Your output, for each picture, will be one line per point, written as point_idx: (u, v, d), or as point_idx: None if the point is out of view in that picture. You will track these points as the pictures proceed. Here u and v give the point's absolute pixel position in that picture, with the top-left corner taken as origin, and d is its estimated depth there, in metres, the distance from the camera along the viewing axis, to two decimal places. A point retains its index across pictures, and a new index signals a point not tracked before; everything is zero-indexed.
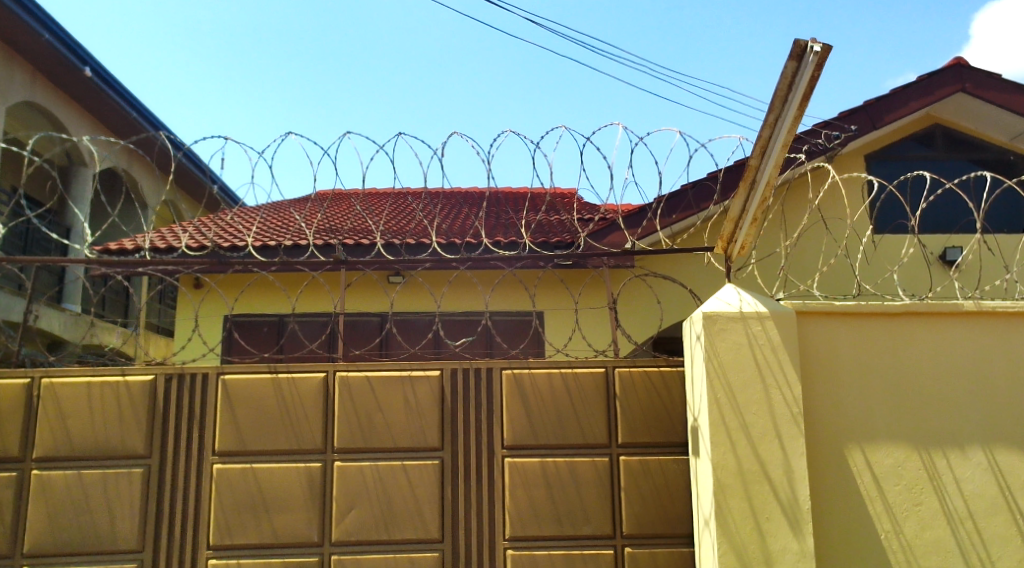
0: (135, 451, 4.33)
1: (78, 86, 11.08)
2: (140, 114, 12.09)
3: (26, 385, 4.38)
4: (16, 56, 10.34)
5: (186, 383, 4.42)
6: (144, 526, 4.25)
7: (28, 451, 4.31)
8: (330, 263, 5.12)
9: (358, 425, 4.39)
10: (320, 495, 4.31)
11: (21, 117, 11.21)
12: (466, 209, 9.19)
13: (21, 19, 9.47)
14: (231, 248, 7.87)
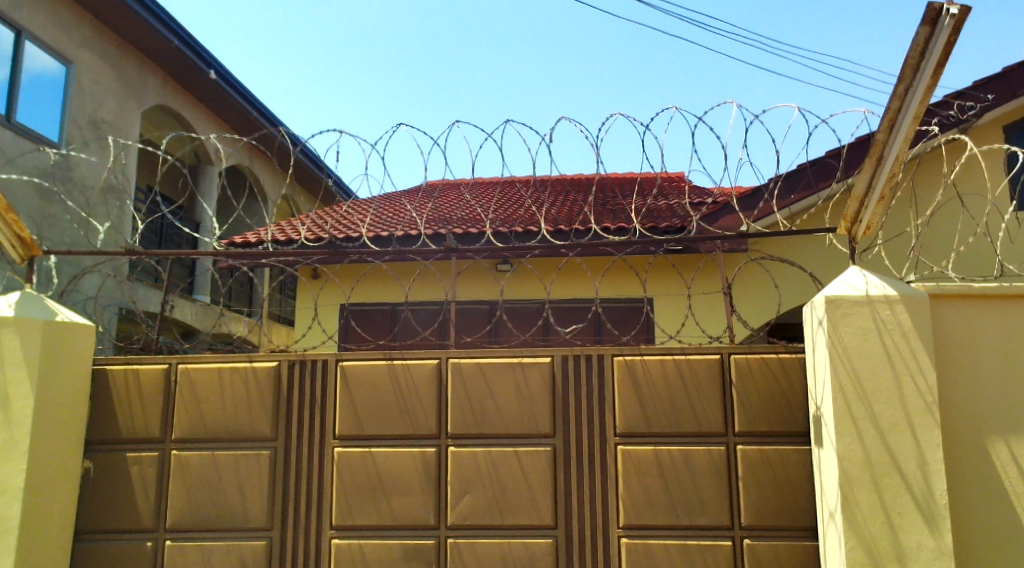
0: (263, 434, 4.52)
1: (204, 88, 11.63)
2: (260, 113, 12.59)
3: (164, 370, 4.64)
4: (148, 61, 10.95)
5: (307, 368, 4.59)
6: (272, 505, 4.45)
7: (167, 432, 4.58)
8: (440, 252, 5.01)
9: (470, 410, 4.45)
10: (436, 478, 4.39)
11: (154, 119, 11.91)
12: (574, 195, 9.18)
13: (152, 25, 10.00)
14: (347, 239, 8.12)
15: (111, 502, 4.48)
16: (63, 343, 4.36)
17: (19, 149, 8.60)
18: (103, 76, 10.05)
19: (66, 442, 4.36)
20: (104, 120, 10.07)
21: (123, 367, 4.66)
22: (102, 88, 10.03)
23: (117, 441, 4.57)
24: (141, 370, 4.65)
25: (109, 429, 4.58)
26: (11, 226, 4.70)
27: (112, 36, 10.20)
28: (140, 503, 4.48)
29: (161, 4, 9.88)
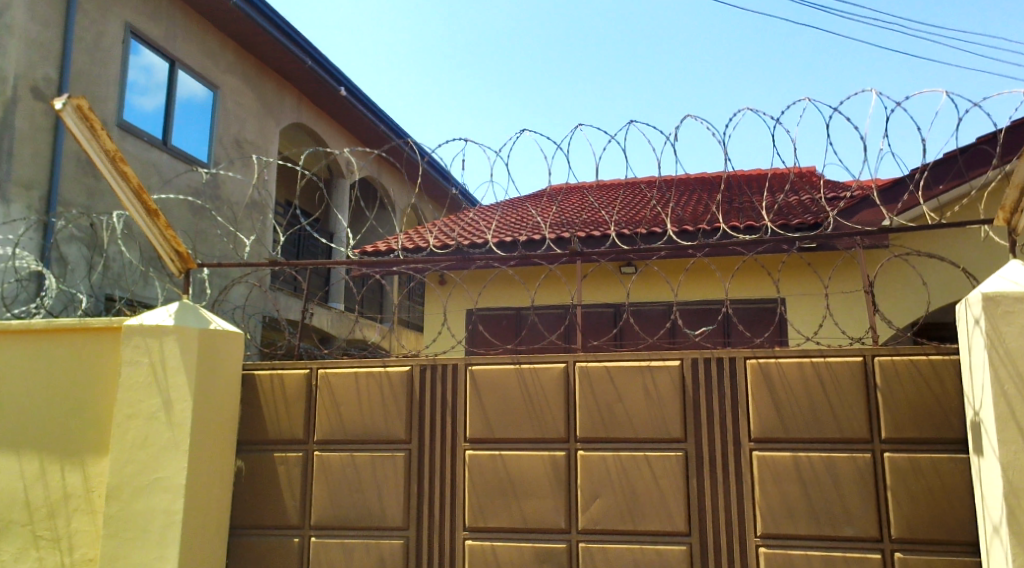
0: (397, 436, 4.63)
1: (335, 105, 12.12)
2: (387, 126, 12.99)
3: (305, 375, 4.84)
4: (285, 82, 11.51)
5: (438, 372, 4.68)
6: (408, 505, 4.55)
7: (310, 433, 4.77)
8: (565, 255, 4.93)
9: (598, 414, 4.41)
10: (567, 482, 4.38)
11: (291, 136, 12.52)
12: (701, 194, 8.98)
13: (287, 47, 10.51)
14: (472, 245, 8.25)
15: (260, 499, 4.71)
16: (217, 350, 4.63)
17: (174, 171, 9.26)
18: (245, 97, 10.62)
19: (221, 442, 4.61)
20: (247, 140, 10.64)
21: (268, 371, 4.89)
22: (244, 109, 10.61)
23: (265, 442, 4.80)
24: (285, 374, 4.86)
25: (258, 431, 4.82)
26: (170, 242, 5.04)
27: (252, 59, 10.78)
28: (287, 501, 4.68)
29: (295, 26, 10.36)
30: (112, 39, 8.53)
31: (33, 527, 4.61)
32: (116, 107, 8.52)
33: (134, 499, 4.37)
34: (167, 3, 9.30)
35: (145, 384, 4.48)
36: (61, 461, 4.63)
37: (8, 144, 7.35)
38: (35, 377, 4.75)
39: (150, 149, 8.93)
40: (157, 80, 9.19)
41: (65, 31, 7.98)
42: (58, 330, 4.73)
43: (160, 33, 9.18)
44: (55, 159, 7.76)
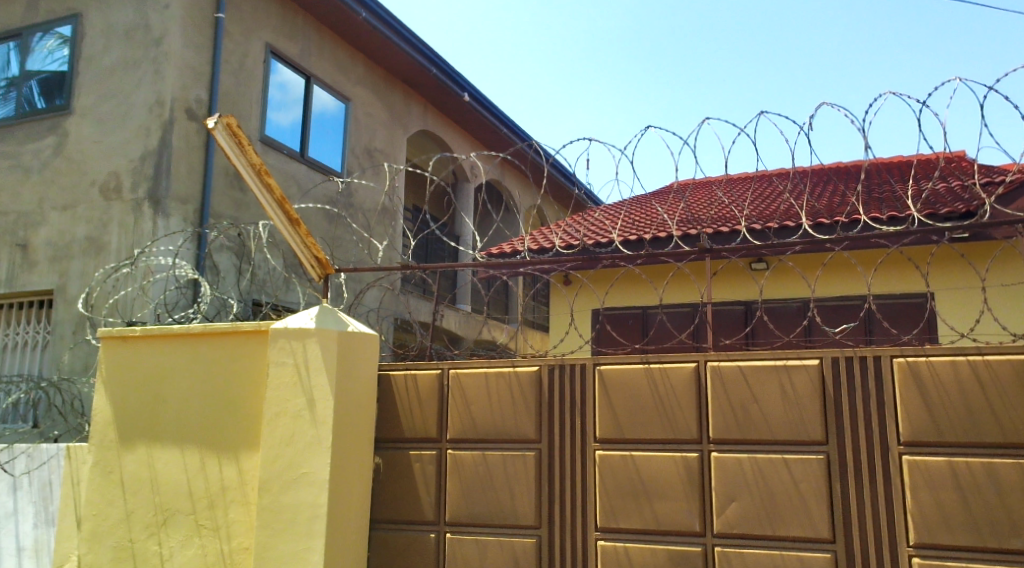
0: (527, 436, 4.65)
1: (459, 111, 12.36)
2: (511, 130, 13.14)
3: (437, 375, 4.93)
4: (412, 91, 11.84)
5: (566, 372, 4.67)
6: (540, 503, 4.57)
7: (443, 433, 4.86)
8: (694, 252, 4.75)
9: (733, 415, 4.28)
10: (701, 484, 4.27)
11: (419, 143, 12.85)
12: (838, 185, 8.60)
13: (412, 57, 10.80)
14: (599, 245, 8.21)
15: (397, 495, 4.85)
16: (353, 352, 4.79)
17: (311, 181, 9.68)
18: (375, 108, 10.97)
19: (360, 440, 4.77)
20: (377, 149, 10.99)
21: (402, 372, 5.02)
22: (374, 119, 10.97)
23: (400, 440, 4.93)
24: (418, 375, 4.98)
25: (393, 429, 4.96)
26: (310, 249, 5.25)
27: (380, 70, 11.13)
28: (422, 498, 4.79)
29: (420, 37, 10.63)
30: (254, 59, 9.01)
31: (195, 516, 4.91)
32: (258, 123, 8.99)
33: (283, 493, 4.58)
34: (302, 22, 9.74)
35: (290, 385, 4.68)
36: (218, 455, 4.91)
37: (166, 162, 7.88)
38: (195, 378, 5.07)
39: (290, 161, 9.37)
40: (295, 95, 9.62)
41: (213, 55, 8.48)
42: (214, 333, 5.04)
43: (296, 51, 9.62)
44: (207, 174, 8.26)
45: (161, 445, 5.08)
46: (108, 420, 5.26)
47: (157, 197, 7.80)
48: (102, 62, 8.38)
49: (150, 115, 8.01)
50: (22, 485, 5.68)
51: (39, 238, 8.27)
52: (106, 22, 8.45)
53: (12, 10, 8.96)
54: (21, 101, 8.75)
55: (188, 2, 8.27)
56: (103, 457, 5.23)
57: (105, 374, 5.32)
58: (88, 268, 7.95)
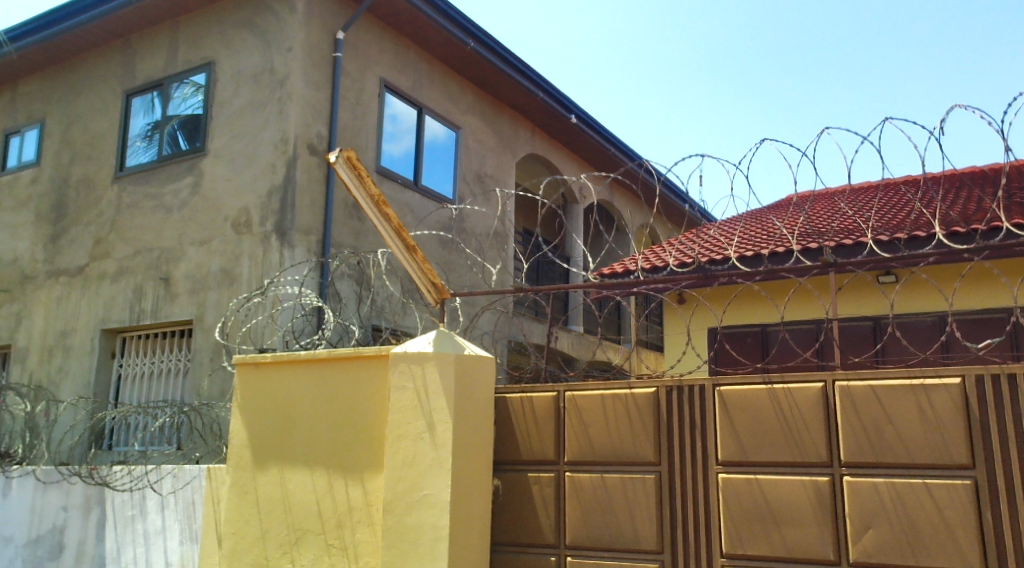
0: (647, 458, 4.62)
1: (567, 134, 12.47)
2: (619, 150, 13.15)
3: (553, 398, 4.97)
4: (520, 116, 12.01)
5: (684, 394, 4.62)
6: (662, 528, 4.51)
7: (561, 455, 4.87)
8: (817, 267, 4.50)
9: (864, 437, 4.10)
10: (833, 510, 4.11)
11: (529, 167, 13.04)
12: (972, 191, 8.19)
13: (520, 83, 10.99)
14: (714, 262, 8.08)
15: (519, 518, 4.89)
16: (471, 375, 4.89)
17: (425, 209, 9.96)
18: (484, 135, 11.21)
19: (480, 462, 4.85)
20: (488, 175, 11.20)
21: (519, 395, 5.09)
22: (484, 146, 11.19)
23: (519, 462, 4.99)
24: (535, 398, 5.03)
25: (512, 451, 5.02)
26: (426, 275, 5.40)
27: (489, 98, 11.37)
28: (543, 522, 4.81)
29: (527, 63, 10.82)
30: (370, 94, 9.39)
31: (325, 535, 5.10)
32: (375, 155, 9.34)
33: (407, 514, 4.70)
34: (413, 56, 10.10)
35: (412, 408, 4.82)
36: (345, 476, 5.10)
37: (291, 196, 8.28)
38: (321, 402, 5.29)
39: (405, 191, 9.67)
40: (408, 126, 9.94)
41: (332, 92, 8.88)
42: (339, 358, 5.27)
43: (409, 84, 9.96)
44: (328, 206, 8.63)
45: (292, 467, 5.32)
46: (244, 443, 5.55)
47: (283, 229, 8.20)
48: (232, 105, 8.93)
49: (276, 152, 8.46)
50: (169, 504, 6.07)
51: (179, 271, 8.84)
52: (235, 68, 9.01)
53: (153, 62, 9.68)
54: (162, 145, 9.41)
55: (308, 44, 8.72)
56: (240, 478, 5.52)
57: (240, 399, 5.63)
58: (223, 299, 8.43)
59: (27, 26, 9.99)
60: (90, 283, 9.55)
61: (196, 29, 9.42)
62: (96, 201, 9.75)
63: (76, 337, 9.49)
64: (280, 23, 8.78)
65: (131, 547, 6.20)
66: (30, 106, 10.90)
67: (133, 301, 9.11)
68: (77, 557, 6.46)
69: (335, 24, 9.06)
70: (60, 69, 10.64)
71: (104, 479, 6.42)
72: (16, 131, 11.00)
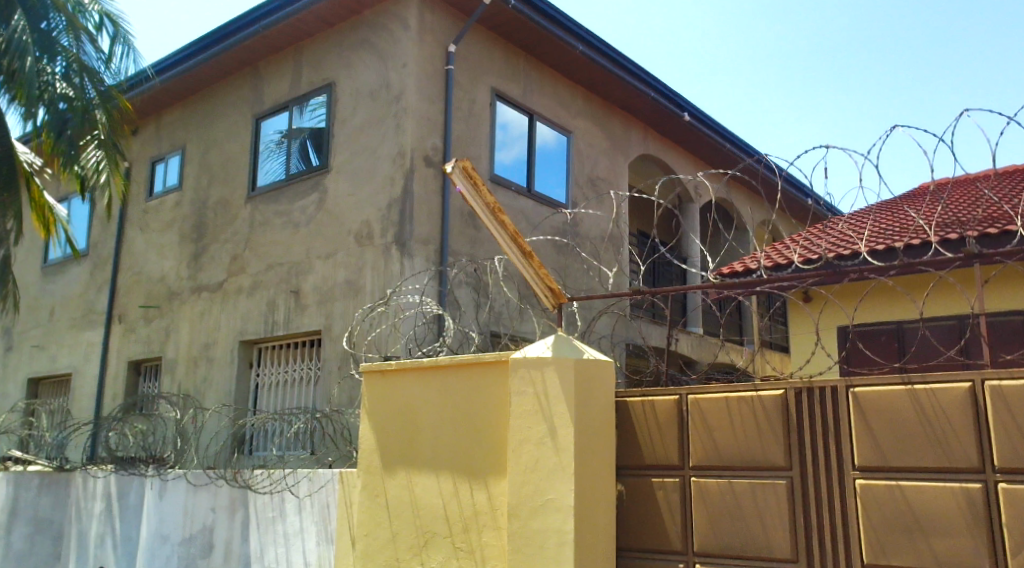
0: (777, 463, 4.47)
1: (681, 132, 12.30)
2: (736, 145, 12.85)
3: (675, 402, 4.90)
4: (632, 117, 11.93)
5: (816, 395, 4.44)
6: (795, 535, 4.35)
7: (685, 459, 4.79)
8: (957, 260, 4.24)
9: (1020, 441, 3.80)
10: (988, 519, 3.84)
11: (643, 168, 12.92)
12: None
13: (630, 84, 10.92)
14: (844, 257, 7.81)
15: (646, 523, 4.85)
16: (592, 379, 4.90)
17: (540, 214, 10.03)
18: (596, 138, 11.19)
19: (602, 467, 4.81)
20: (601, 177, 11.17)
21: (641, 399, 5.04)
22: (597, 149, 11.18)
23: (643, 467, 4.94)
24: (657, 401, 4.97)
25: (635, 456, 4.98)
26: (543, 280, 5.44)
27: (600, 100, 11.35)
28: (670, 527, 4.75)
29: (637, 62, 10.75)
30: (481, 104, 9.55)
31: (453, 539, 5.21)
32: (489, 163, 9.48)
33: (533, 518, 4.75)
34: (523, 64, 10.21)
35: (534, 412, 4.88)
36: (470, 481, 5.20)
37: (410, 207, 8.52)
38: (444, 407, 5.42)
39: (519, 198, 9.76)
40: (519, 133, 10.04)
41: (446, 104, 9.08)
42: (460, 364, 5.38)
43: (519, 92, 10.08)
44: (445, 216, 8.82)
45: (419, 471, 5.47)
46: (373, 448, 5.75)
47: (403, 240, 8.45)
48: (352, 123, 9.27)
49: (394, 165, 8.72)
50: (306, 506, 6.35)
51: (308, 284, 9.23)
52: (354, 87, 9.35)
53: (279, 86, 10.18)
54: (289, 163, 9.88)
55: (421, 59, 8.95)
56: (370, 482, 5.72)
57: (368, 405, 5.83)
58: (349, 309, 8.75)
59: (170, 59, 10.71)
60: (228, 297, 10.11)
61: (317, 52, 9.85)
62: (232, 219, 10.32)
63: (217, 349, 10.07)
64: (394, 40, 9.05)
65: (273, 547, 6.52)
66: (172, 134, 11.66)
67: (267, 313, 9.59)
68: (225, 556, 6.85)
69: (446, 37, 9.27)
70: (198, 98, 11.34)
71: (247, 482, 6.79)
72: (161, 159, 11.79)
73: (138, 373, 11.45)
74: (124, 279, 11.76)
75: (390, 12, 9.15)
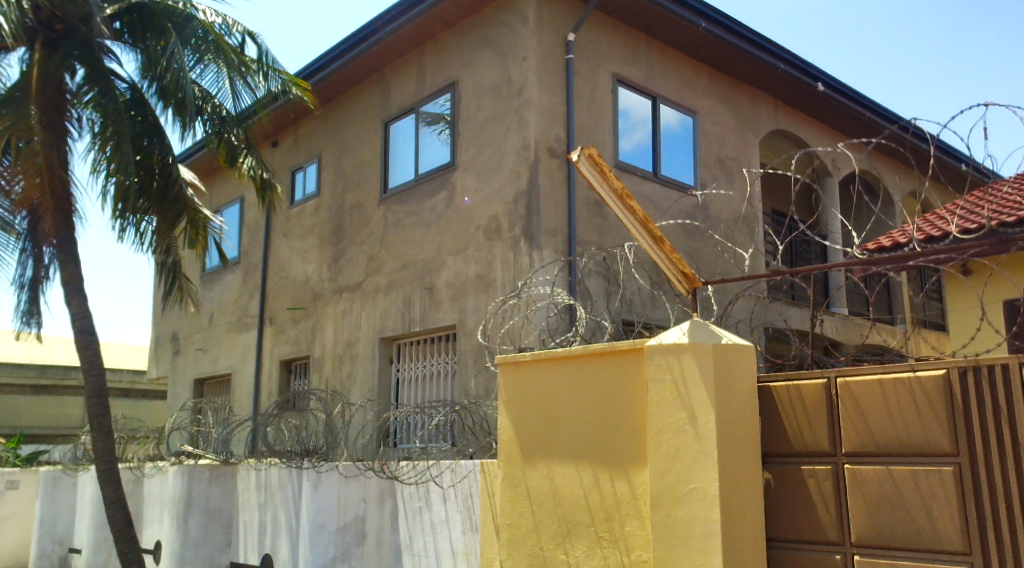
0: (942, 449, 4.09)
1: (815, 103, 11.74)
2: (876, 113, 12.14)
3: (823, 385, 4.58)
4: (761, 92, 11.48)
5: (984, 374, 4.03)
6: (967, 525, 3.98)
7: (837, 446, 4.47)
8: None
9: None
10: None
11: (776, 143, 12.42)
12: None
13: (758, 57, 10.51)
14: (1010, 224, 7.22)
15: (796, 512, 4.57)
16: (732, 363, 4.71)
17: (668, 199, 9.83)
18: (724, 117, 10.85)
19: (747, 455, 4.62)
20: (731, 157, 10.82)
21: (784, 384, 4.76)
22: (725, 127, 10.84)
23: (791, 453, 4.66)
24: (802, 386, 4.66)
25: (782, 442, 4.70)
26: (676, 266, 5.26)
27: (726, 78, 10.99)
28: (823, 517, 4.45)
29: (763, 35, 10.32)
30: (603, 91, 9.44)
31: (595, 528, 5.18)
32: (614, 150, 9.37)
33: (677, 507, 4.66)
34: (644, 47, 10.01)
35: (672, 400, 4.77)
36: (610, 471, 5.15)
37: (536, 199, 8.52)
38: (580, 397, 5.39)
39: (646, 183, 9.60)
40: (643, 118, 9.86)
41: (567, 94, 9.03)
42: (594, 353, 5.34)
43: (641, 76, 9.89)
44: (572, 205, 8.77)
45: (559, 460, 5.46)
46: (512, 439, 5.79)
47: (531, 233, 8.48)
48: (476, 120, 9.37)
49: (519, 159, 8.75)
50: (450, 496, 6.48)
51: (441, 280, 9.42)
52: (476, 83, 9.45)
53: (405, 89, 10.42)
54: (418, 163, 10.10)
55: (541, 50, 8.93)
56: (511, 472, 5.77)
57: (505, 398, 5.88)
58: (481, 304, 8.87)
59: (304, 71, 11.18)
60: (367, 296, 10.46)
61: (440, 53, 10.02)
62: (367, 221, 10.66)
63: (360, 346, 10.44)
64: (513, 34, 9.08)
65: (421, 536, 6.70)
66: (309, 143, 12.16)
67: (404, 310, 9.85)
68: (377, 544, 7.11)
69: (565, 27, 9.21)
70: (330, 106, 11.78)
71: (393, 474, 7.01)
72: (300, 167, 12.31)
73: (289, 372, 12.05)
74: (273, 283, 12.38)
75: (509, 7, 9.18)
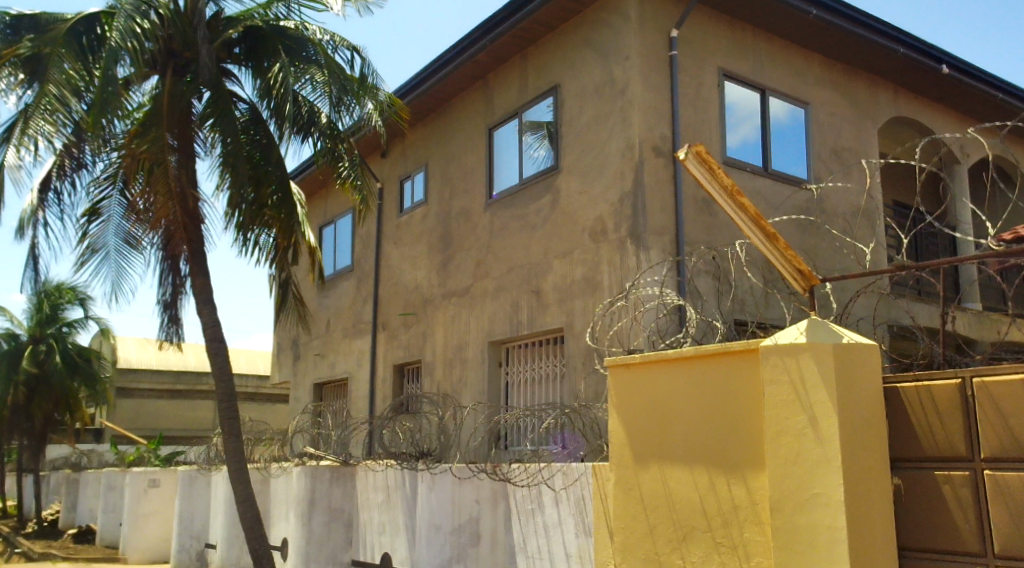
0: None
1: (938, 87, 11.12)
2: (1006, 94, 11.41)
3: (958, 385, 4.27)
4: (879, 79, 10.95)
5: None
6: None
7: (976, 451, 4.15)
8: None
9: None
10: None
11: (898, 132, 11.84)
12: None
13: (876, 42, 10.03)
14: None
15: (932, 520, 4.28)
16: (856, 365, 4.48)
17: (781, 194, 9.50)
18: (839, 106, 10.41)
19: (873, 460, 4.38)
20: (847, 149, 10.36)
21: (914, 384, 4.49)
22: (840, 117, 10.39)
23: (924, 458, 4.38)
24: (934, 387, 4.38)
25: (914, 446, 4.42)
26: (790, 263, 5.03)
27: (840, 66, 10.54)
28: (962, 526, 4.15)
29: (881, 18, 9.84)
30: (709, 87, 9.22)
31: (713, 534, 5.04)
32: (722, 145, 9.13)
33: (799, 513, 4.47)
34: (752, 39, 9.72)
35: (791, 402, 4.58)
36: (726, 475, 5.00)
37: (642, 199, 8.39)
38: (692, 398, 5.26)
39: (757, 178, 9.30)
40: (752, 112, 9.58)
41: (672, 92, 8.85)
42: (706, 354, 5.20)
43: (749, 69, 9.60)
44: (679, 204, 8.58)
45: (672, 464, 5.35)
46: (624, 443, 5.71)
47: (638, 233, 8.35)
48: (580, 121, 9.31)
49: (624, 159, 8.64)
50: (562, 499, 6.44)
51: (548, 283, 9.40)
52: (579, 85, 9.39)
53: (509, 95, 10.47)
54: (522, 167, 10.12)
55: (644, 48, 8.80)
56: (624, 475, 5.68)
57: (616, 400, 5.80)
58: (589, 306, 8.80)
59: (410, 82, 11.42)
60: (475, 300, 10.56)
61: (542, 57, 10.02)
62: (474, 226, 10.77)
63: (470, 350, 10.55)
64: (616, 34, 8.98)
65: (535, 538, 6.71)
66: (416, 152, 12.41)
67: (513, 314, 9.89)
68: (491, 546, 7.17)
69: (668, 23, 9.04)
70: (436, 114, 11.95)
71: (506, 476, 7.03)
72: (408, 176, 12.58)
73: (402, 376, 12.30)
74: (384, 290, 12.67)
75: (611, 7, 9.09)
